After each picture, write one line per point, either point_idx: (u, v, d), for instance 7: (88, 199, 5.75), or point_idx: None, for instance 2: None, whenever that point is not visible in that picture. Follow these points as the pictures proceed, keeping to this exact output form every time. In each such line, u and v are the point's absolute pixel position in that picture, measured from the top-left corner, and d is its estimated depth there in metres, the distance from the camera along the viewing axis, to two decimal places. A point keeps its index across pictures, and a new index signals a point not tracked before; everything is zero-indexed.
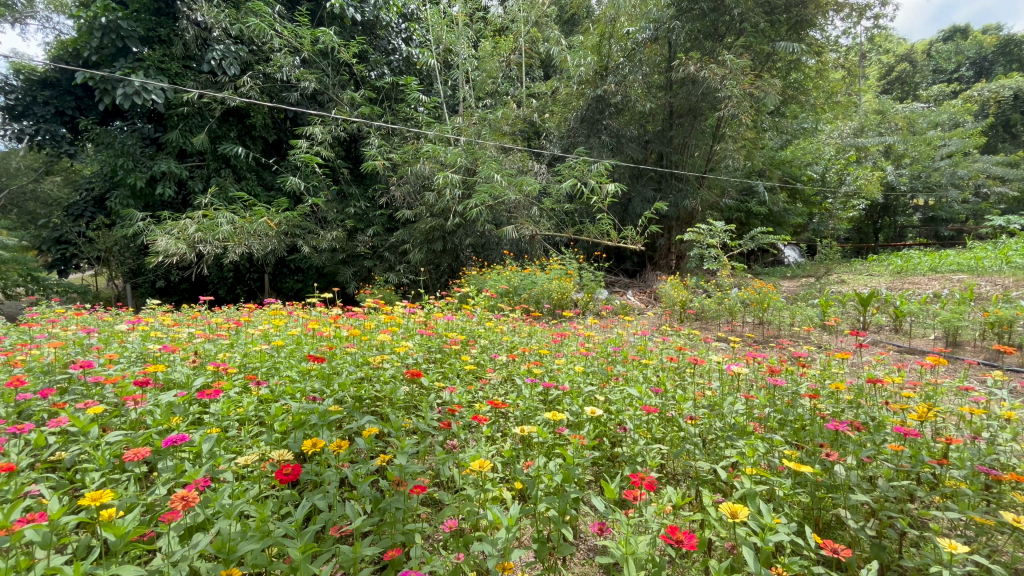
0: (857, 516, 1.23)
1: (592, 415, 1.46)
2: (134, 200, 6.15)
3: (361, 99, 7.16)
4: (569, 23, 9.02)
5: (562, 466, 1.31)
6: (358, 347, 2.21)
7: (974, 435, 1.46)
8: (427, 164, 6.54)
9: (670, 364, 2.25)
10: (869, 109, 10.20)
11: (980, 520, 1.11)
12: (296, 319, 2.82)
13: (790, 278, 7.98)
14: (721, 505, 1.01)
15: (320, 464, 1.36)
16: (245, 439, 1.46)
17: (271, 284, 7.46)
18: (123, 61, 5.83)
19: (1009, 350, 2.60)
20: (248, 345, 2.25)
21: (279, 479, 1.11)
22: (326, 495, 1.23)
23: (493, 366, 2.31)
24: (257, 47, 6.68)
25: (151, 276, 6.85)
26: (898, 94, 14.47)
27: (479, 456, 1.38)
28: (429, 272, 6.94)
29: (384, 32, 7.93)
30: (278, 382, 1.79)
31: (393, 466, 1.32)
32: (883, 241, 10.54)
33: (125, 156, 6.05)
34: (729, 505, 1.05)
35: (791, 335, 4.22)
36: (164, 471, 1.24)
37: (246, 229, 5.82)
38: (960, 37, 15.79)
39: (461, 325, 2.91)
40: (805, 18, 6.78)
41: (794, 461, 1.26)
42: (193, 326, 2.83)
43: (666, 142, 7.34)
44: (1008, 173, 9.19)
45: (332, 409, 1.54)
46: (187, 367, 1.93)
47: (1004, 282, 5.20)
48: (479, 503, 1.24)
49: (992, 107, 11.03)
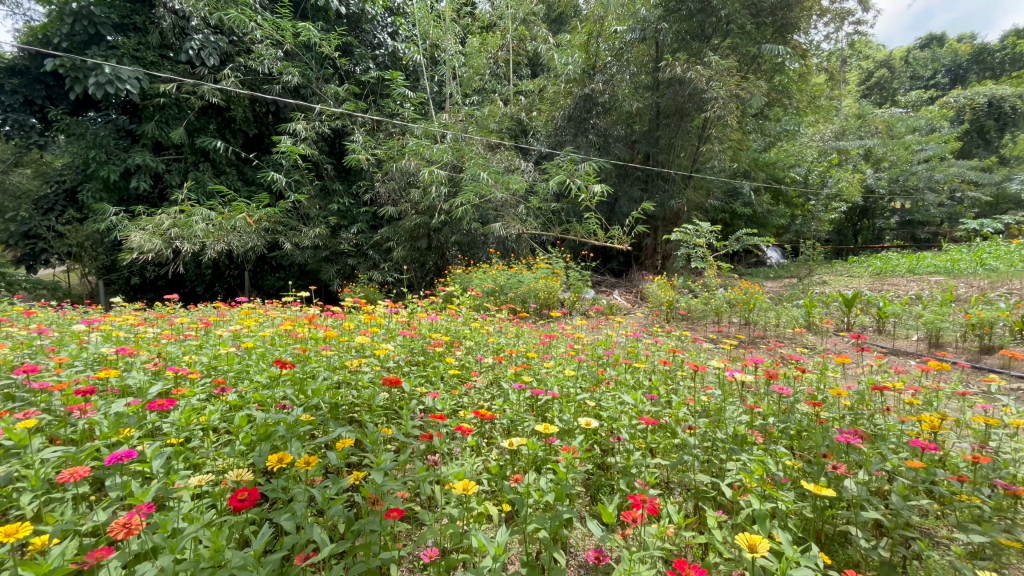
0: (869, 534, 1.15)
1: (586, 425, 1.36)
2: (107, 193, 5.90)
3: (345, 93, 6.95)
4: (557, 21, 8.91)
5: (554, 483, 1.20)
6: (336, 349, 2.09)
7: (980, 443, 1.40)
8: (412, 160, 6.36)
9: (662, 367, 2.19)
10: (850, 114, 10.35)
11: (1005, 543, 1.03)
12: (271, 319, 2.68)
13: (774, 279, 8.05)
14: (738, 536, 0.91)
15: (287, 481, 1.24)
16: (206, 451, 1.34)
17: (252, 282, 7.21)
18: (96, 49, 5.57)
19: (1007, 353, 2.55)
20: (218, 346, 2.11)
21: (234, 505, 0.98)
22: (292, 516, 1.12)
23: (479, 369, 2.20)
24: (238, 38, 6.46)
25: (126, 273, 6.54)
26: (876, 99, 14.64)
27: (464, 471, 1.26)
28: (413, 270, 6.78)
29: (369, 26, 7.68)
30: (246, 388, 1.66)
31: (368, 483, 1.20)
32: (862, 243, 10.72)
33: (98, 148, 5.79)
34: (743, 533, 0.95)
35: (777, 336, 4.20)
36: (109, 490, 1.11)
37: (224, 226, 5.61)
38: (936, 45, 16.24)
39: (445, 326, 2.80)
40: (790, 22, 6.84)
41: (801, 477, 1.17)
42: (159, 325, 2.67)
43: (652, 143, 7.32)
44: (981, 178, 9.38)
45: (303, 419, 1.41)
46: (147, 371, 1.79)
47: (982, 284, 5.26)
48: (463, 523, 1.13)
49: (967, 113, 11.19)
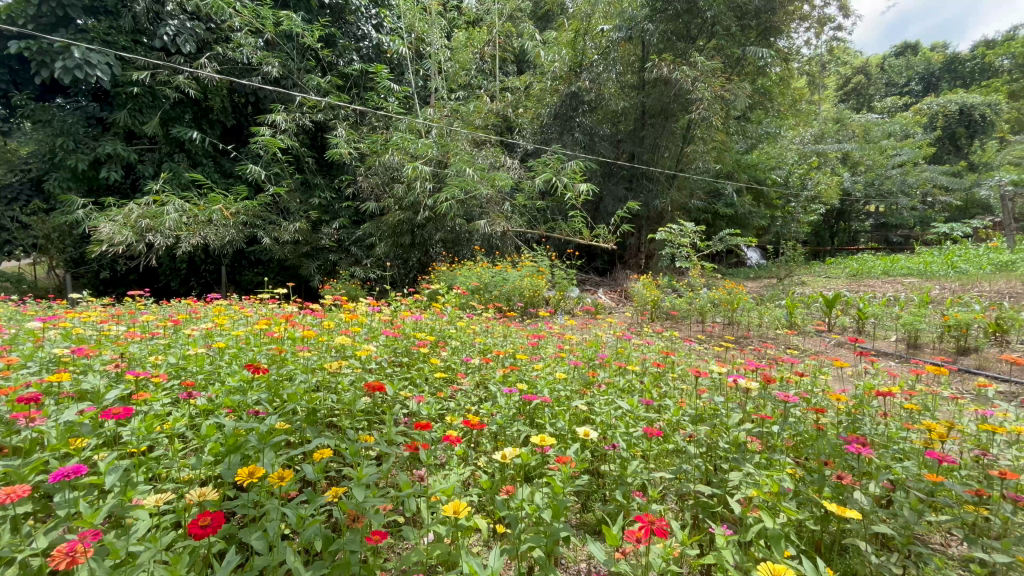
0: (877, 549, 1.10)
1: (583, 435, 1.28)
2: (75, 183, 5.62)
3: (327, 85, 6.76)
4: (544, 19, 8.80)
5: (549, 498, 1.13)
6: (314, 350, 1.98)
7: (982, 452, 1.38)
8: (396, 154, 6.16)
9: (654, 370, 2.13)
10: (829, 118, 10.54)
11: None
12: (246, 316, 2.54)
13: (754, 279, 8.15)
14: (761, 567, 0.86)
15: (259, 495, 1.14)
16: (169, 462, 1.22)
17: (229, 277, 6.97)
18: (64, 32, 5.29)
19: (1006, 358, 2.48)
20: (187, 346, 1.98)
21: (193, 532, 0.88)
22: (264, 535, 1.02)
23: (465, 370, 2.11)
24: (216, 25, 6.22)
25: (95, 266, 6.24)
26: (853, 104, 14.89)
27: (452, 483, 1.18)
28: (397, 266, 6.64)
29: (353, 17, 7.52)
30: (215, 393, 1.54)
31: (349, 498, 1.10)
32: (838, 245, 10.91)
33: (66, 136, 5.51)
34: (760, 561, 0.89)
35: (760, 336, 4.21)
36: (56, 508, 1.00)
37: (199, 219, 5.42)
38: (911, 53, 16.65)
39: (430, 325, 2.70)
40: (773, 25, 6.87)
41: (811, 490, 1.11)
42: (124, 322, 2.51)
43: (638, 142, 7.30)
44: (952, 183, 9.60)
45: (278, 427, 1.30)
46: (107, 374, 1.65)
47: (955, 286, 5.37)
48: (452, 542, 1.04)
49: (939, 120, 11.46)
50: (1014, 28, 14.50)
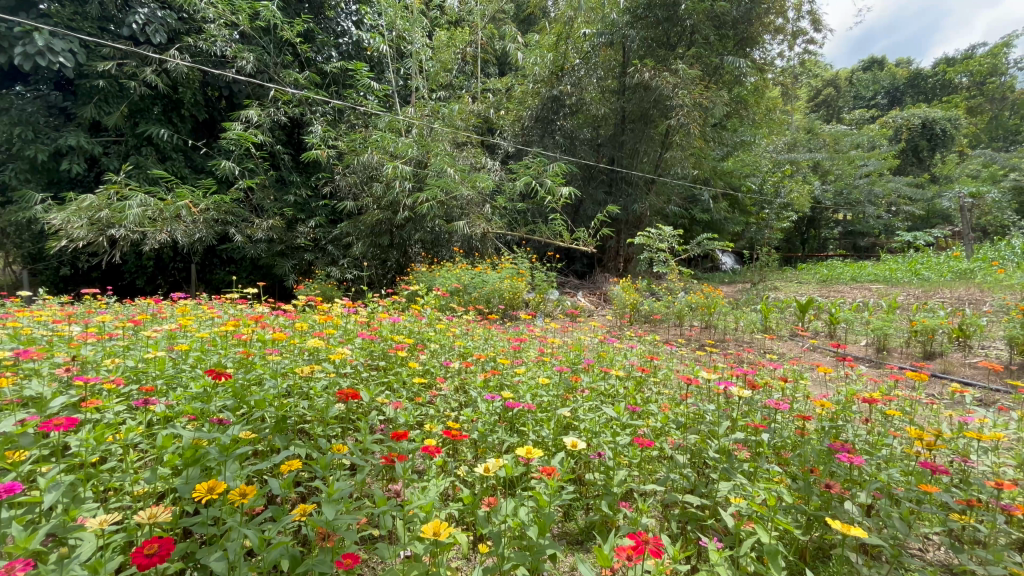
0: (867, 561, 1.08)
1: (571, 446, 1.21)
2: (34, 175, 5.32)
3: (304, 81, 6.57)
4: (526, 22, 8.85)
5: (534, 513, 1.06)
6: (284, 354, 1.89)
7: (963, 459, 1.40)
8: (375, 153, 6.01)
9: (638, 374, 2.11)
10: (801, 127, 10.82)
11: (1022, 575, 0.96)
12: (213, 317, 2.42)
13: (729, 283, 8.31)
14: None
15: (220, 510, 1.05)
16: (122, 476, 1.12)
17: (199, 276, 6.72)
18: (24, 16, 4.98)
19: (996, 369, 2.39)
20: (147, 349, 1.87)
21: (136, 562, 0.78)
22: (224, 556, 0.93)
23: (444, 374, 2.05)
24: (188, 16, 6.00)
25: (55, 263, 5.81)
26: (825, 114, 15.19)
27: (431, 500, 1.10)
28: (374, 267, 6.47)
29: (333, 13, 7.32)
30: (176, 400, 1.44)
31: (319, 515, 1.02)
32: (809, 250, 11.41)
33: (25, 125, 5.23)
34: None
35: (736, 339, 4.26)
36: None
37: (166, 214, 5.18)
38: (877, 67, 17.21)
39: (409, 327, 2.63)
40: (749, 35, 7.00)
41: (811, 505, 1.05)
42: (78, 322, 2.36)
43: (617, 147, 7.26)
44: (916, 194, 9.92)
45: (242, 437, 1.21)
46: (56, 380, 1.53)
47: (918, 292, 5.54)
48: (430, 560, 0.98)
49: (903, 133, 11.82)
50: (971, 47, 15.21)
